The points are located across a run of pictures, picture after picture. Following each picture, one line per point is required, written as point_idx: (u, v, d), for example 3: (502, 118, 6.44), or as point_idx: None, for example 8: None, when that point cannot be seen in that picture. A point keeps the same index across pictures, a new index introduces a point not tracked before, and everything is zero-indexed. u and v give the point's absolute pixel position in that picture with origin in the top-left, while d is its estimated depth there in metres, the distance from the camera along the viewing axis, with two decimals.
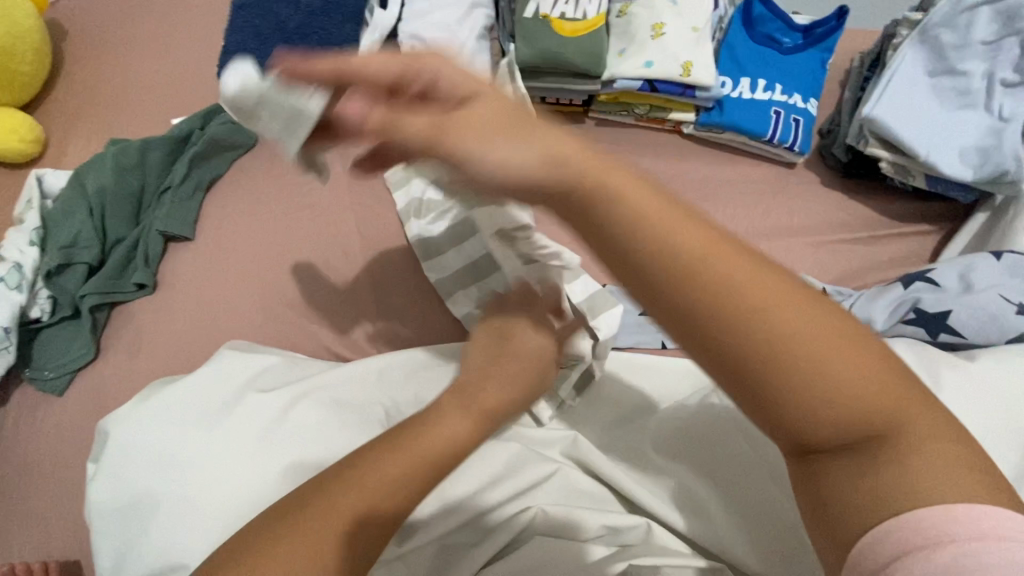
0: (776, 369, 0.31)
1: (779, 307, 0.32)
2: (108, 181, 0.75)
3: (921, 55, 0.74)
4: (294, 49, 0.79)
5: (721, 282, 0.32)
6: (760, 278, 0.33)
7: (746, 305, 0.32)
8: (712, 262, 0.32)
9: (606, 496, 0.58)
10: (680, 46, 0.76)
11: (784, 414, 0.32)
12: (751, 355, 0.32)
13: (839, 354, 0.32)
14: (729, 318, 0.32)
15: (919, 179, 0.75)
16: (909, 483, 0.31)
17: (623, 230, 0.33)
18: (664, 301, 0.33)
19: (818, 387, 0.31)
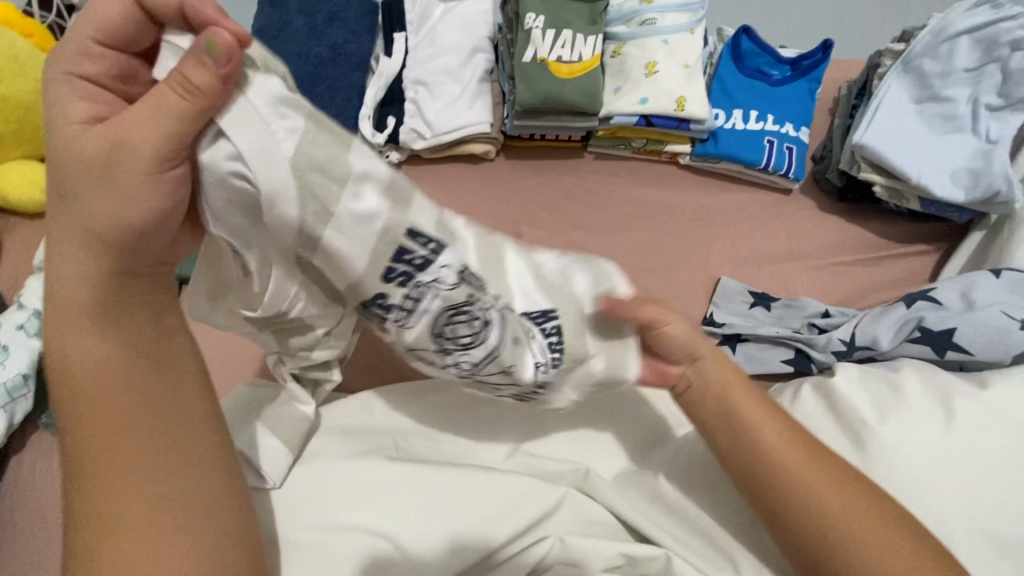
0: (822, 548, 0.45)
1: (833, 513, 0.45)
2: None
3: (905, 83, 0.77)
4: (304, 97, 0.82)
5: (792, 489, 0.47)
6: (825, 476, 0.47)
7: (845, 508, 0.45)
8: (791, 475, 0.47)
9: (620, 528, 0.61)
10: (673, 82, 0.80)
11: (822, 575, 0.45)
12: (807, 538, 0.46)
13: (885, 549, 0.44)
14: (797, 512, 0.46)
15: (913, 202, 0.77)
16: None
17: (731, 414, 0.50)
18: (750, 479, 0.49)
19: (862, 556, 0.44)
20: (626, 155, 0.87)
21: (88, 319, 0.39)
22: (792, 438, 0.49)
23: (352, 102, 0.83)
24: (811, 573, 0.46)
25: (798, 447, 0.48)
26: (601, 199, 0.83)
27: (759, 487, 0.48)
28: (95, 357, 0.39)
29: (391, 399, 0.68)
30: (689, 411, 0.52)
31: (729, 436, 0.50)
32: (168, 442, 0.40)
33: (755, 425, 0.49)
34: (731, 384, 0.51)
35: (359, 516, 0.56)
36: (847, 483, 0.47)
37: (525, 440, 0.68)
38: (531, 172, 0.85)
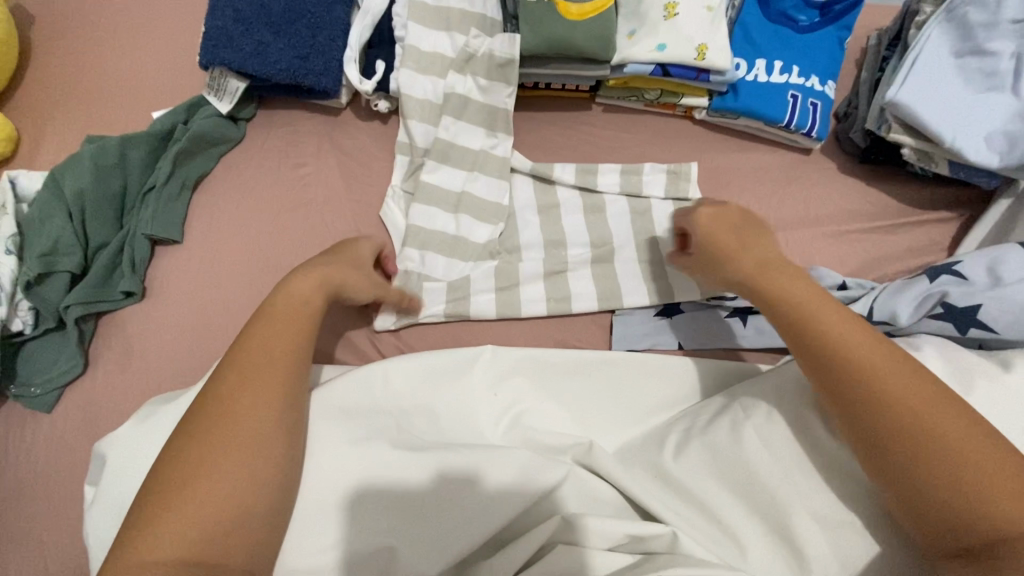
0: (898, 453, 0.46)
1: (903, 421, 0.46)
2: (87, 181, 0.70)
3: (946, 33, 0.70)
4: (281, 35, 0.73)
5: (867, 387, 0.48)
6: (900, 381, 0.48)
7: (889, 420, 0.47)
8: (865, 367, 0.49)
9: (625, 505, 0.61)
10: (695, 27, 0.72)
11: (882, 452, 0.47)
12: (888, 436, 0.47)
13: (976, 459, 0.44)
14: (866, 402, 0.48)
15: (942, 166, 0.72)
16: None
17: (797, 313, 0.54)
18: (858, 421, 0.48)
19: (938, 457, 0.45)
20: (637, 107, 0.80)
21: (253, 396, 0.50)
22: (885, 344, 0.51)
23: (336, 41, 0.74)
24: (876, 467, 0.47)
25: (870, 340, 0.51)
26: (607, 158, 0.78)
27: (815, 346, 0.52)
28: (299, 298, 0.57)
29: (387, 374, 0.65)
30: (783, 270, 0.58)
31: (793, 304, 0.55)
32: (245, 429, 0.48)
33: (826, 343, 0.51)
34: (808, 306, 0.54)
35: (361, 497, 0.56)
36: (936, 404, 0.47)
37: (527, 414, 0.67)
38: (534, 126, 0.80)
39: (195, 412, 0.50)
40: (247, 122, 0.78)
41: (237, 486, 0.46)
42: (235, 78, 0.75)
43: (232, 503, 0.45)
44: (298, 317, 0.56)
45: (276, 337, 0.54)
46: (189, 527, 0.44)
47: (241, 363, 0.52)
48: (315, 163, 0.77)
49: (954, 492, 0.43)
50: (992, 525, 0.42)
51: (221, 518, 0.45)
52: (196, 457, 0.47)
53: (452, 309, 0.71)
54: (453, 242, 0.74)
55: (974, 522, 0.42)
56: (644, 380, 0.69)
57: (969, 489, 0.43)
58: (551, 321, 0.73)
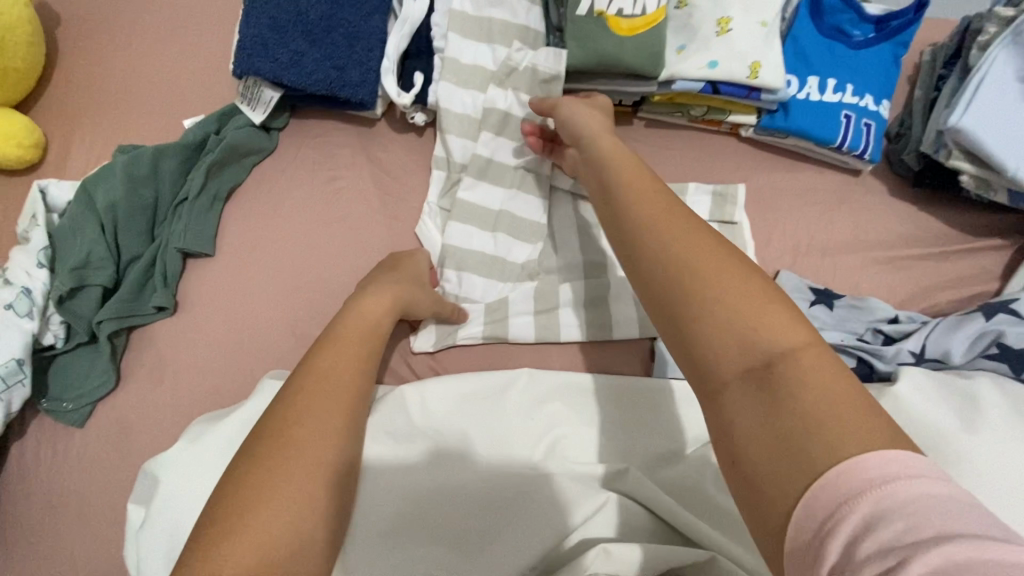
0: (696, 324, 0.39)
1: (689, 290, 0.40)
2: (119, 193, 0.68)
3: (1013, 57, 0.67)
4: (317, 44, 0.71)
5: (668, 266, 0.42)
6: (682, 239, 0.43)
7: (683, 294, 0.40)
8: (663, 239, 0.43)
9: (664, 534, 0.59)
10: (748, 43, 0.69)
11: (673, 324, 0.40)
12: (682, 305, 0.40)
13: (744, 301, 0.38)
14: (653, 256, 0.43)
15: (1001, 195, 0.69)
16: (800, 418, 0.33)
17: (613, 200, 0.50)
18: (658, 297, 0.42)
19: (728, 320, 0.38)
20: (680, 122, 0.78)
21: (308, 418, 0.48)
22: (678, 214, 0.45)
23: (373, 51, 0.72)
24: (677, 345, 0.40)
25: (668, 213, 0.45)
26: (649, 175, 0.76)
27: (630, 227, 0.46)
28: (358, 323, 0.57)
29: (427, 397, 0.65)
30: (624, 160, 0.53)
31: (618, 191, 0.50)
32: (301, 447, 0.47)
33: (635, 222, 0.46)
34: (627, 176, 0.50)
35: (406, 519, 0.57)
36: (735, 270, 0.40)
37: (563, 438, 0.65)
38: None
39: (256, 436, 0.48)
40: (279, 131, 0.76)
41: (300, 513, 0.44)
42: (269, 87, 0.73)
43: (294, 534, 0.43)
44: (356, 340, 0.56)
45: (339, 364, 0.53)
46: (249, 558, 0.41)
47: (305, 384, 0.51)
48: (349, 175, 0.75)
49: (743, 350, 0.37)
50: (800, 385, 0.34)
51: (285, 547, 0.42)
52: (249, 481, 0.44)
53: (492, 330, 0.70)
54: (488, 261, 0.72)
55: (770, 380, 0.35)
56: (685, 407, 0.67)
57: (757, 347, 0.36)
58: (590, 345, 0.71)
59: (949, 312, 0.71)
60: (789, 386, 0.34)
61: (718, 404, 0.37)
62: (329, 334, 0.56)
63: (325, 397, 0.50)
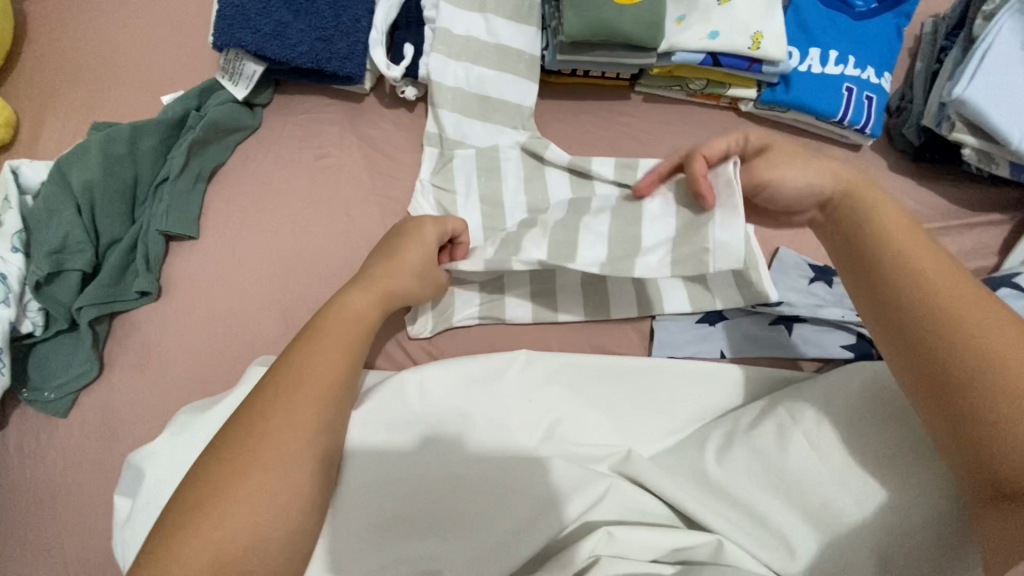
0: (956, 373, 0.43)
1: (947, 344, 0.44)
2: (95, 173, 0.65)
3: (1016, 26, 0.66)
4: (301, 15, 0.68)
5: (946, 323, 0.44)
6: (976, 313, 0.44)
7: (939, 351, 0.44)
8: (909, 286, 0.46)
9: (669, 515, 0.58)
10: (748, 13, 0.67)
11: (942, 391, 0.43)
12: (947, 361, 0.43)
13: (1006, 345, 0.42)
14: (902, 308, 0.46)
15: (1003, 168, 0.68)
16: (997, 455, 0.41)
17: (848, 235, 0.51)
18: (908, 342, 0.46)
19: (993, 375, 0.42)
20: (679, 97, 0.76)
21: (296, 413, 0.47)
22: (929, 252, 0.48)
23: (360, 22, 0.69)
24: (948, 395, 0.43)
25: (914, 235, 0.49)
26: (647, 151, 0.74)
27: (884, 255, 0.48)
28: (352, 307, 0.53)
29: (425, 379, 0.64)
30: (840, 198, 0.52)
31: (859, 227, 0.50)
32: (283, 443, 0.45)
33: (886, 266, 0.48)
34: (886, 224, 0.49)
35: (401, 503, 0.57)
36: (1004, 318, 0.44)
37: (562, 421, 0.64)
38: (570, 116, 0.75)
39: (238, 421, 0.47)
40: (263, 108, 0.73)
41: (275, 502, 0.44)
42: (252, 61, 0.69)
43: (274, 524, 0.43)
44: (357, 324, 0.53)
45: (324, 352, 0.50)
46: (220, 550, 0.41)
47: (293, 377, 0.48)
48: (338, 153, 0.72)
49: (993, 400, 0.41)
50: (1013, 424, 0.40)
51: (268, 538, 0.43)
52: (240, 476, 0.43)
53: (489, 311, 0.70)
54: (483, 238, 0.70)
55: (996, 430, 0.41)
56: (686, 386, 0.66)
57: (962, 389, 0.42)
58: (588, 326, 0.70)
59: None
60: (993, 415, 0.41)
61: (977, 442, 0.42)
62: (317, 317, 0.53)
63: (311, 391, 0.48)
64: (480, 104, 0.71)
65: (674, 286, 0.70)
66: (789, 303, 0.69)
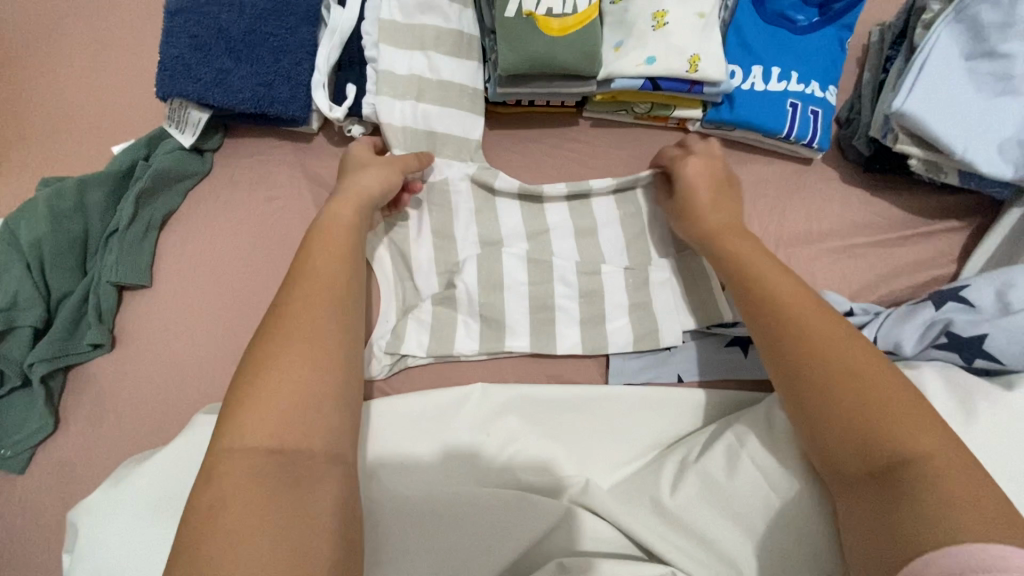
0: (812, 368, 0.49)
1: (798, 342, 0.50)
2: (43, 229, 0.66)
3: (955, 36, 0.66)
4: (242, 61, 0.68)
5: (796, 324, 0.51)
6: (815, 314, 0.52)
7: (791, 348, 0.51)
8: (771, 300, 0.54)
9: (628, 546, 0.56)
10: (685, 37, 0.67)
11: (804, 386, 0.49)
12: (798, 359, 0.50)
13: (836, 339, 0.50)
14: (768, 318, 0.53)
15: (952, 176, 0.68)
16: (862, 437, 0.44)
17: (723, 263, 0.60)
18: (779, 355, 0.51)
19: (835, 364, 0.48)
20: (627, 120, 0.76)
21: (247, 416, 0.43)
22: (780, 270, 0.57)
23: (302, 65, 0.69)
24: (803, 391, 0.49)
25: (766, 258, 0.58)
26: (597, 176, 0.74)
27: (747, 283, 0.57)
28: (316, 284, 0.52)
29: (370, 418, 0.63)
30: (712, 234, 0.62)
31: (727, 259, 0.60)
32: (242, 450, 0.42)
33: (753, 289, 0.56)
34: (749, 260, 0.58)
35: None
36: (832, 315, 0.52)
37: (519, 455, 0.63)
38: (519, 146, 0.75)
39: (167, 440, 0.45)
40: (213, 153, 0.74)
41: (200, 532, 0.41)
42: (197, 108, 0.70)
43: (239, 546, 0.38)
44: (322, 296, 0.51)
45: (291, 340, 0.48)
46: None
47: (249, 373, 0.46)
48: (288, 194, 0.72)
49: (846, 383, 0.47)
50: (870, 400, 0.45)
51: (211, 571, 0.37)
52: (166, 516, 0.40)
53: (436, 348, 0.68)
54: (436, 277, 0.70)
55: (849, 411, 0.46)
56: (644, 413, 0.66)
57: (818, 379, 0.48)
58: (543, 355, 0.69)
59: (906, 298, 0.70)
60: (841, 404, 0.46)
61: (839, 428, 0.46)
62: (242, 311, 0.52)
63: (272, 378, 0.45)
64: (429, 139, 0.71)
65: (630, 310, 0.69)
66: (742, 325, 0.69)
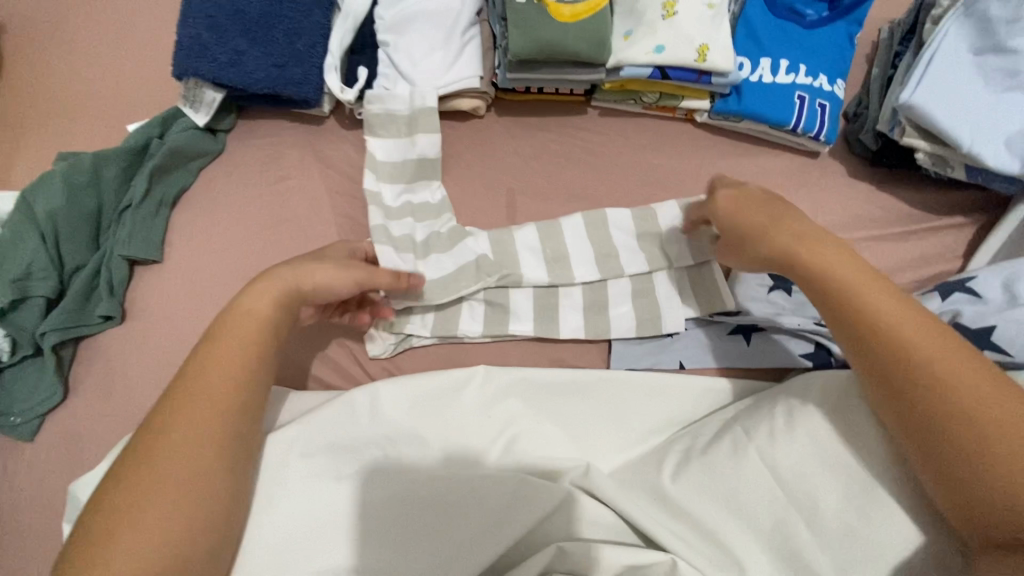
0: (935, 425, 0.48)
1: (923, 398, 0.49)
2: (59, 202, 0.67)
3: (964, 30, 0.66)
4: (257, 42, 0.69)
5: (927, 375, 0.49)
6: (957, 364, 0.49)
7: (927, 402, 0.49)
8: (893, 349, 0.51)
9: (624, 530, 0.57)
10: (695, 27, 0.68)
11: (932, 444, 0.48)
12: (925, 413, 0.49)
13: (985, 393, 0.48)
14: (898, 367, 0.50)
15: (959, 171, 0.68)
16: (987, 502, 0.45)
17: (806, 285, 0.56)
18: (907, 404, 0.50)
19: (992, 426, 0.46)
20: (635, 110, 0.76)
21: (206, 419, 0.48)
22: (904, 307, 0.52)
23: (315, 48, 0.71)
24: (934, 450, 0.48)
25: (873, 285, 0.53)
26: (603, 165, 0.74)
27: (848, 320, 0.53)
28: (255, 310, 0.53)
29: (376, 393, 0.62)
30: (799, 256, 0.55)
31: (814, 284, 0.55)
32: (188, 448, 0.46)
33: (869, 326, 0.52)
34: (854, 287, 0.53)
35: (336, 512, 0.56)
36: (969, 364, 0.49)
37: (522, 436, 0.63)
38: (526, 133, 0.76)
39: (163, 430, 0.46)
40: (226, 133, 0.75)
41: (198, 521, 0.44)
42: (211, 88, 0.71)
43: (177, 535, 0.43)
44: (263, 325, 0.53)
45: (228, 356, 0.50)
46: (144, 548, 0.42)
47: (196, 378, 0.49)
48: (297, 175, 0.73)
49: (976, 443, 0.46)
50: None
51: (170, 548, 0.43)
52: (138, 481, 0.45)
53: (440, 329, 0.68)
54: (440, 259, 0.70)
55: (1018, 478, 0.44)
56: (649, 399, 0.65)
57: (982, 436, 0.46)
58: (546, 339, 0.70)
59: (911, 292, 0.70)
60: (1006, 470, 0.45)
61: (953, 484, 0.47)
62: (220, 331, 0.52)
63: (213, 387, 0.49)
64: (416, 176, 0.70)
65: (633, 297, 0.70)
66: (746, 313, 0.69)
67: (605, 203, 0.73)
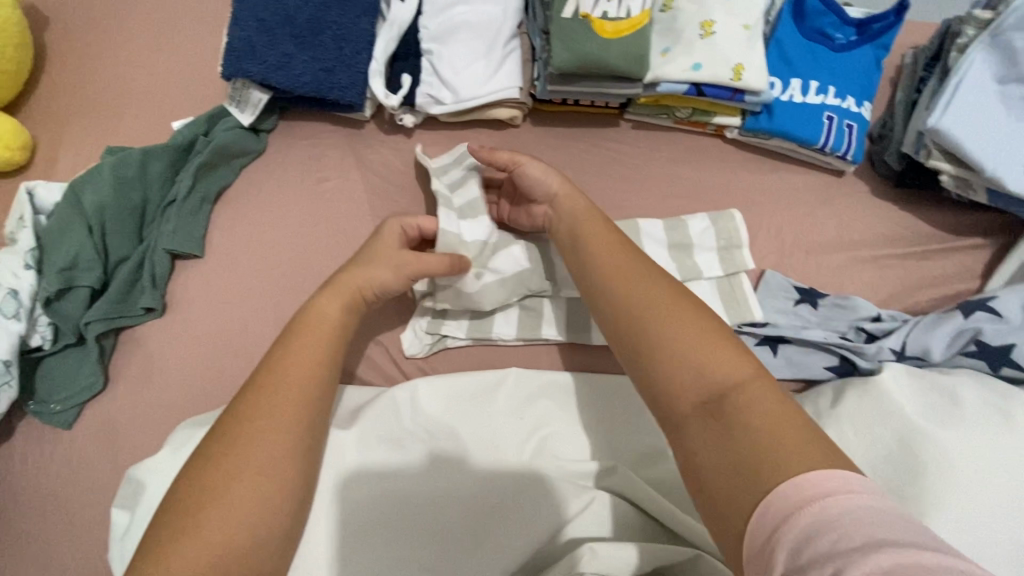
0: (660, 366, 0.45)
1: (645, 344, 0.46)
2: (107, 194, 0.69)
3: (989, 58, 0.69)
4: (305, 47, 0.71)
5: (652, 325, 0.47)
6: (674, 312, 0.47)
7: (649, 348, 0.46)
8: (615, 303, 0.50)
9: (650, 530, 0.59)
10: (731, 47, 0.70)
11: (660, 390, 0.45)
12: (646, 358, 0.46)
13: (693, 335, 0.45)
14: (626, 317, 0.49)
15: (980, 194, 0.71)
16: (735, 436, 0.39)
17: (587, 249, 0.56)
18: (637, 354, 0.47)
19: (684, 358, 0.44)
20: (667, 124, 0.79)
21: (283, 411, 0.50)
22: (624, 261, 0.52)
23: (361, 54, 0.72)
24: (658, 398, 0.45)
25: (620, 249, 0.54)
26: (635, 177, 0.76)
27: (595, 279, 0.53)
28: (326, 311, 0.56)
29: (416, 392, 0.65)
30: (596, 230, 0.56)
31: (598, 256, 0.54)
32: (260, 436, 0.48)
33: (608, 284, 0.51)
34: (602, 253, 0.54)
35: (378, 505, 0.58)
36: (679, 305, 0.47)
37: (553, 437, 0.65)
38: (561, 144, 0.78)
39: (244, 415, 0.49)
40: (268, 133, 0.77)
41: (270, 506, 0.46)
42: (258, 89, 0.73)
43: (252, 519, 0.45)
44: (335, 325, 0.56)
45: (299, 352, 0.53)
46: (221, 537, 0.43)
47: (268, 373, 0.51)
48: (337, 176, 0.75)
49: (681, 376, 0.43)
50: (723, 385, 0.41)
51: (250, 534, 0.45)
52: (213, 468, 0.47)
53: (475, 331, 0.70)
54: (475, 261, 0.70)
55: (724, 399, 0.41)
56: None
57: (691, 374, 0.43)
58: (578, 344, 0.71)
59: (930, 310, 0.72)
60: (735, 408, 0.40)
61: (685, 432, 0.42)
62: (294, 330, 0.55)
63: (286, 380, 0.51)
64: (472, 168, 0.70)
65: None
66: (773, 324, 0.70)
67: (636, 213, 0.75)
